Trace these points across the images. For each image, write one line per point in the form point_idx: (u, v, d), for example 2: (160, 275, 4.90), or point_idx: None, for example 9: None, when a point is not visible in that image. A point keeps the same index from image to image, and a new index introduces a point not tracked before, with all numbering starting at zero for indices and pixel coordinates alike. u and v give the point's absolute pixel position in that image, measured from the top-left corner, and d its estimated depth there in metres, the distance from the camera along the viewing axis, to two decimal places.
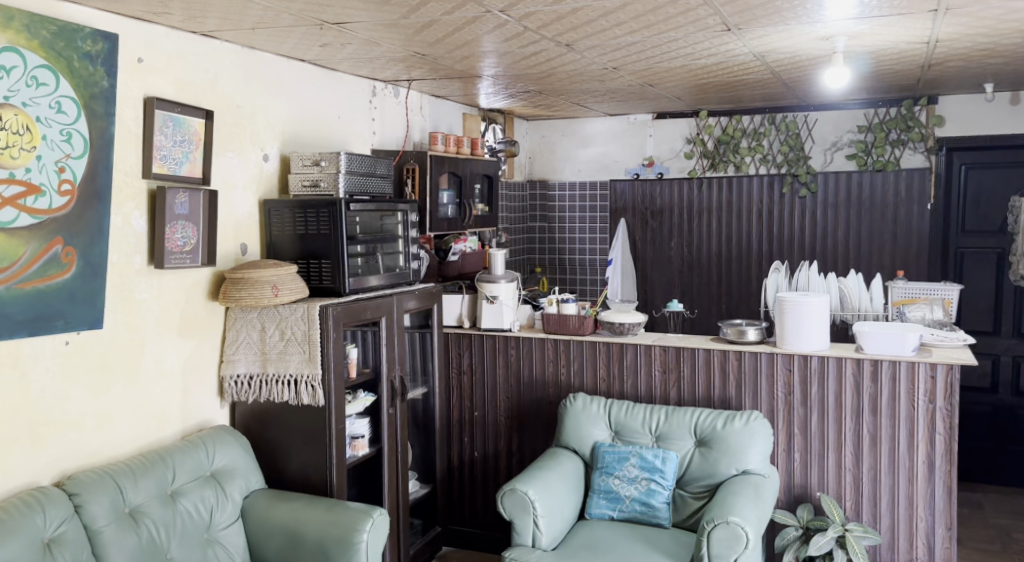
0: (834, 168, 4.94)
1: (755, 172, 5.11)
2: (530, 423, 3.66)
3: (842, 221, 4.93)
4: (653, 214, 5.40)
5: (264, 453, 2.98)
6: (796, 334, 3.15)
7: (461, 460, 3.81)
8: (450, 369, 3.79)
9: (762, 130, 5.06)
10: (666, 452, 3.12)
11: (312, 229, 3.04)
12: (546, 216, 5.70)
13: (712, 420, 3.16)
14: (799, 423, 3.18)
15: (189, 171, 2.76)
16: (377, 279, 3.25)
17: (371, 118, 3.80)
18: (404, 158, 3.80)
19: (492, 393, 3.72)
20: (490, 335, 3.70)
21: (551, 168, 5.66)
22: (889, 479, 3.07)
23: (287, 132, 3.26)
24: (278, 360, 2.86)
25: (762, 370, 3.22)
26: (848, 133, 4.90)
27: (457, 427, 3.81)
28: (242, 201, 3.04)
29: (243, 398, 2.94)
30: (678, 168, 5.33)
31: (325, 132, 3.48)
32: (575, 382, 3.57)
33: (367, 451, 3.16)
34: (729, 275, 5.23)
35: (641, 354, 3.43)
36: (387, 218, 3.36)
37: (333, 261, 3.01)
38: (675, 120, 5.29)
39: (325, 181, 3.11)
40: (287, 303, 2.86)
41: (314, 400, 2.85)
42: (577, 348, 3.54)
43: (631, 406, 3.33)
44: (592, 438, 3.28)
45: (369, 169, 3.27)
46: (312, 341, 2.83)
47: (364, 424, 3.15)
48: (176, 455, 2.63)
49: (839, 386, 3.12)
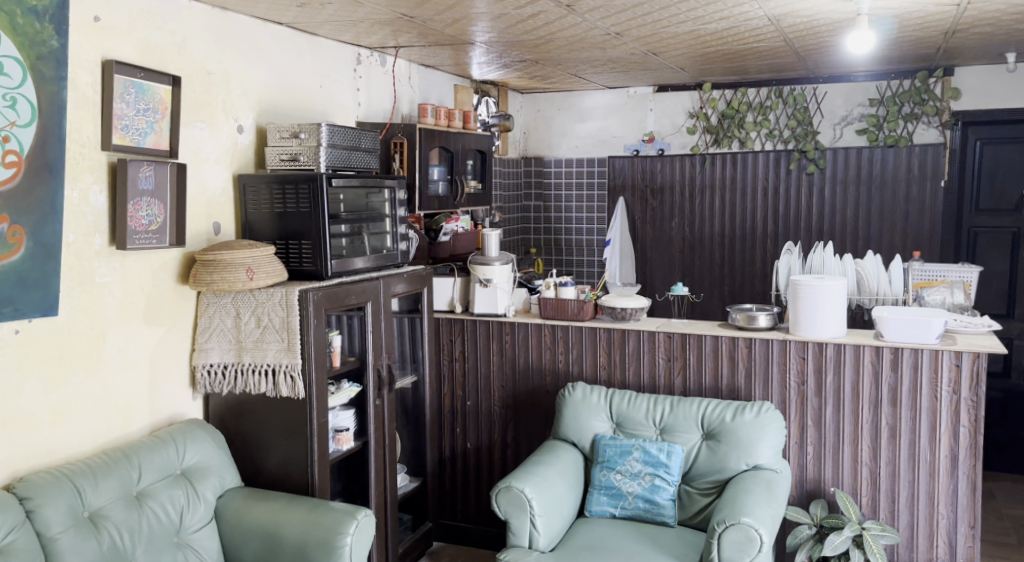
0: (843, 144, 4.72)
1: (761, 148, 4.89)
2: (526, 414, 3.46)
3: (852, 199, 4.72)
4: (654, 192, 5.19)
5: (240, 449, 2.77)
6: (811, 320, 2.95)
7: (453, 452, 3.61)
8: (441, 357, 3.58)
9: (768, 103, 4.84)
10: (671, 446, 2.93)
11: (290, 207, 2.82)
12: (542, 194, 5.47)
13: (720, 412, 2.96)
14: (813, 414, 2.99)
15: (154, 143, 2.53)
16: (362, 261, 3.03)
17: (356, 88, 3.55)
18: (391, 132, 3.55)
19: (485, 382, 3.52)
20: (484, 321, 3.48)
21: (547, 145, 5.42)
22: (909, 474, 2.88)
23: (263, 101, 3.02)
24: (254, 348, 2.65)
25: (774, 358, 3.02)
26: (859, 107, 4.67)
27: (448, 417, 3.61)
28: (214, 176, 2.81)
29: (217, 390, 2.73)
30: (680, 144, 5.09)
31: (305, 102, 3.24)
32: (574, 370, 3.36)
33: (352, 446, 2.94)
34: (733, 256, 5.02)
35: (644, 341, 3.22)
36: (373, 195, 3.14)
37: (314, 242, 2.78)
38: (677, 93, 5.05)
39: (305, 155, 2.88)
40: (263, 287, 2.64)
41: (294, 392, 2.63)
42: (575, 334, 3.33)
43: (634, 396, 3.13)
44: (593, 430, 3.09)
45: (354, 143, 3.04)
46: (291, 328, 2.61)
47: (349, 416, 2.94)
48: (143, 453, 2.41)
49: (856, 374, 2.92)
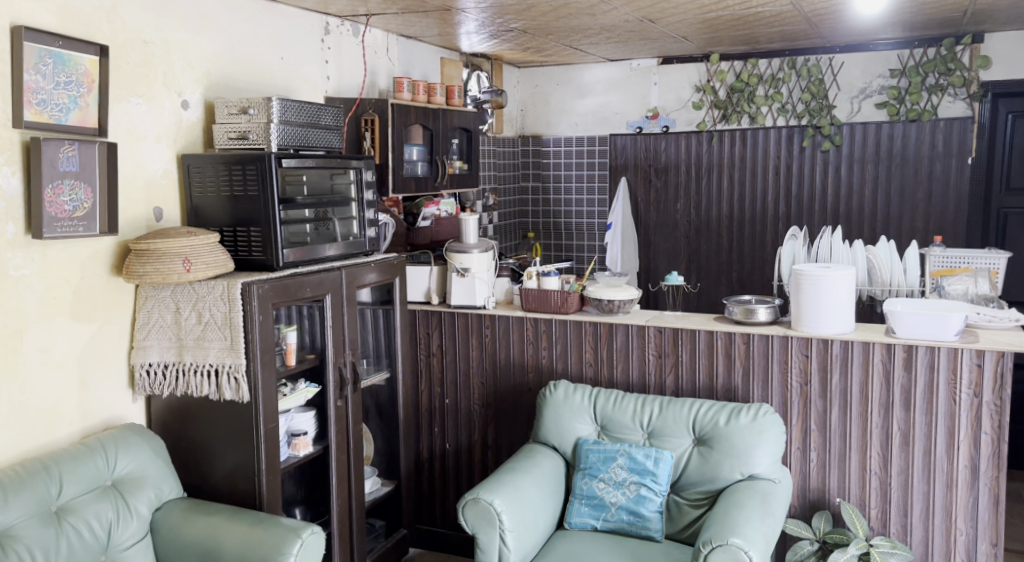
0: (861, 119, 4.36)
1: (773, 124, 4.55)
2: (507, 413, 3.20)
3: (870, 179, 4.38)
4: (657, 172, 4.88)
5: (185, 455, 2.55)
6: (815, 313, 2.66)
7: (430, 453, 3.37)
8: (417, 351, 3.33)
9: (781, 75, 4.49)
10: (659, 452, 2.65)
11: (238, 190, 2.57)
12: (540, 175, 5.18)
13: (713, 415, 2.68)
14: (817, 418, 2.70)
15: (79, 119, 2.28)
16: (323, 249, 2.78)
17: (324, 60, 3.29)
18: (362, 108, 3.29)
19: (465, 378, 3.26)
20: (462, 313, 3.22)
21: (545, 122, 5.12)
22: (923, 486, 2.59)
23: (212, 74, 2.77)
24: (195, 347, 2.42)
25: (774, 356, 2.73)
26: (879, 79, 4.31)
27: (426, 416, 3.36)
28: (155, 157, 2.57)
29: (157, 391, 2.51)
30: (686, 120, 4.76)
31: (263, 75, 2.99)
32: (558, 367, 3.09)
33: (311, 451, 2.69)
34: (742, 240, 4.71)
35: (633, 336, 2.94)
36: (337, 177, 2.88)
37: (264, 228, 2.54)
38: (682, 65, 4.72)
39: (254, 133, 2.63)
40: (203, 279, 2.40)
41: (238, 395, 2.39)
42: (559, 327, 3.06)
43: (620, 396, 2.86)
44: (575, 433, 2.82)
45: (313, 119, 2.77)
46: (233, 324, 2.37)
47: (306, 419, 2.70)
48: (66, 464, 2.19)
49: (865, 375, 2.62)
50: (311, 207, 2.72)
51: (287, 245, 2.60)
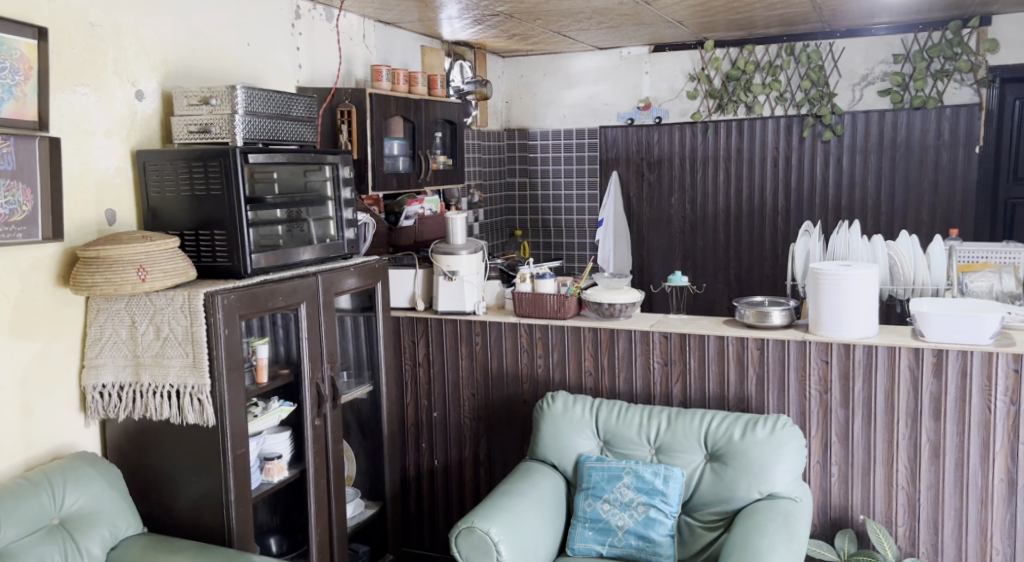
0: (863, 106, 4.17)
1: (771, 113, 4.34)
2: (500, 427, 2.96)
3: (873, 170, 4.19)
4: (650, 165, 4.66)
5: (145, 485, 2.28)
6: (835, 316, 2.44)
7: (418, 471, 3.13)
8: (402, 361, 3.09)
9: (779, 62, 4.28)
10: (669, 469, 2.43)
11: (200, 190, 2.31)
12: (527, 170, 4.94)
13: (727, 428, 2.46)
14: (838, 429, 2.49)
15: (15, 112, 2.00)
16: (297, 253, 2.53)
17: (296, 47, 3.03)
18: (337, 98, 3.03)
19: (453, 390, 3.02)
20: (450, 320, 2.97)
21: (531, 115, 4.89)
22: (955, 501, 2.39)
23: (170, 62, 2.50)
24: (153, 365, 2.16)
25: (790, 362, 2.52)
26: (881, 65, 4.12)
27: (412, 431, 3.12)
28: (106, 153, 2.30)
29: (112, 414, 2.23)
30: (680, 111, 4.54)
31: (227, 63, 2.72)
32: (555, 377, 2.85)
33: (286, 476, 2.44)
34: (739, 236, 4.51)
35: (636, 341, 2.71)
36: (311, 174, 2.63)
37: (229, 232, 2.28)
38: (675, 53, 4.51)
39: (217, 126, 2.36)
40: (161, 289, 2.14)
41: (202, 419, 2.14)
42: (555, 334, 2.82)
43: (625, 408, 2.63)
44: (576, 449, 2.59)
45: (282, 110, 2.51)
46: (196, 340, 2.12)
47: (280, 441, 2.44)
48: (6, 503, 1.90)
49: (891, 382, 2.41)
50: (284, 207, 2.47)
51: (257, 250, 2.35)
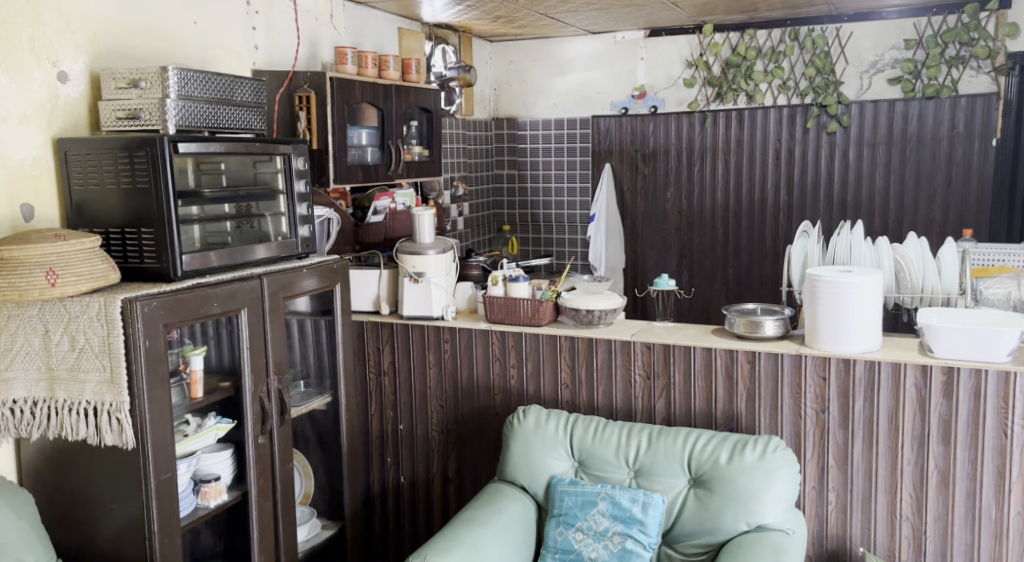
0: (872, 96, 3.90)
1: (773, 102, 4.07)
2: (470, 442, 2.72)
3: (882, 163, 3.92)
4: (645, 157, 4.41)
5: (65, 511, 2.06)
6: (835, 327, 2.19)
7: (383, 487, 2.91)
8: (365, 369, 2.86)
9: (782, 48, 4.00)
10: (648, 495, 2.18)
11: (126, 182, 2.07)
12: (516, 161, 4.69)
13: (713, 451, 2.21)
14: (836, 452, 2.23)
15: None
16: (247, 252, 2.32)
17: (251, 26, 2.79)
18: (295, 82, 2.78)
19: (420, 401, 2.78)
20: (416, 325, 2.73)
21: (520, 103, 4.64)
22: (966, 536, 2.13)
23: (101, 40, 2.27)
24: (69, 379, 1.94)
25: (784, 378, 2.26)
26: (892, 51, 3.84)
27: (376, 445, 2.89)
28: (21, 141, 2.07)
29: (24, 433, 1.98)
30: (677, 100, 4.28)
31: (170, 43, 2.49)
32: (529, 389, 2.61)
33: (225, 499, 2.22)
34: (739, 234, 4.25)
35: (616, 352, 2.47)
36: (261, 165, 2.40)
37: (157, 230, 2.05)
38: (672, 38, 4.24)
39: (147, 111, 2.13)
40: (74, 295, 1.91)
41: (121, 441, 1.91)
42: (530, 343, 2.58)
43: (603, 425, 2.38)
44: (547, 471, 2.35)
45: (223, 94, 2.28)
46: (114, 352, 1.89)
47: (218, 461, 2.21)
48: None
49: (895, 401, 2.16)
50: (231, 201, 2.27)
51: (201, 248, 2.17)
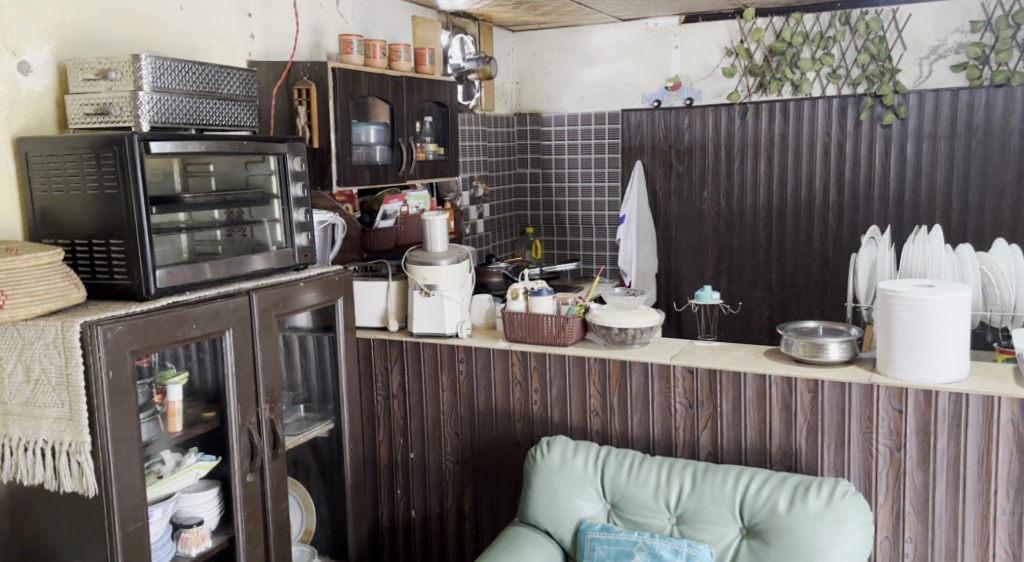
0: (932, 84, 3.55)
1: (821, 93, 3.73)
2: (489, 475, 2.44)
3: (944, 158, 3.56)
4: (679, 154, 4.09)
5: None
6: (914, 352, 1.86)
7: (393, 522, 2.63)
8: (373, 391, 2.58)
9: (831, 32, 3.65)
10: (693, 547, 1.87)
11: (92, 188, 1.80)
12: (540, 160, 4.40)
13: (770, 496, 1.89)
14: (914, 497, 1.91)
15: None
16: (240, 263, 2.06)
17: (247, 13, 2.54)
18: (294, 74, 2.51)
19: (433, 428, 2.50)
20: (428, 344, 2.45)
21: (544, 97, 4.34)
22: None
23: (70, 26, 2.01)
24: (23, 415, 1.68)
25: (852, 410, 1.94)
26: (955, 35, 3.49)
27: (386, 475, 2.61)
28: None
29: None
30: (714, 91, 3.95)
31: (152, 30, 2.24)
32: (554, 417, 2.32)
33: (210, 545, 1.95)
34: (783, 236, 3.92)
35: (653, 377, 2.17)
36: (253, 166, 2.13)
37: (127, 242, 1.78)
38: (710, 24, 3.92)
39: (118, 106, 1.87)
40: (28, 318, 1.65)
41: (82, 487, 1.65)
42: (555, 364, 2.29)
43: (639, 461, 2.08)
44: (575, 514, 2.05)
45: (208, 87, 2.02)
46: (70, 384, 1.62)
47: (202, 502, 1.95)
48: None
49: (988, 440, 1.83)
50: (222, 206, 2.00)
51: (190, 259, 1.92)
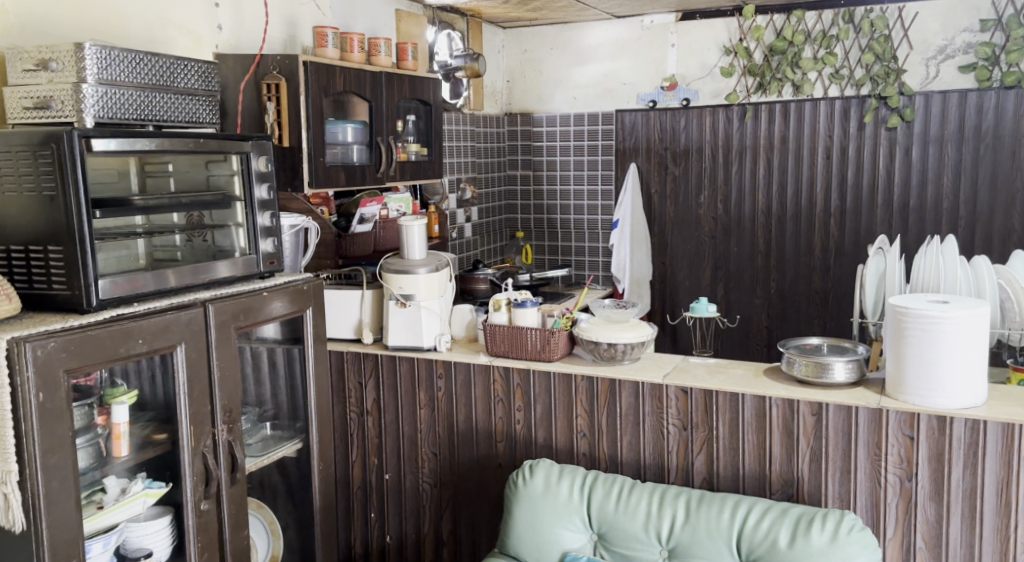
0: (939, 85, 3.40)
1: (824, 93, 3.58)
2: (469, 499, 2.28)
3: (951, 163, 3.42)
4: (675, 156, 3.93)
5: None
6: (928, 375, 1.71)
7: (368, 546, 2.47)
8: (347, 408, 2.42)
9: (834, 31, 3.50)
10: None
11: (28, 189, 1.64)
12: (530, 162, 4.24)
13: (770, 530, 1.72)
14: (926, 531, 1.75)
15: None
16: (199, 271, 1.90)
17: (213, 3, 2.38)
18: (264, 68, 2.35)
19: (410, 447, 2.34)
20: (404, 358, 2.29)
21: (536, 96, 4.19)
22: None
23: (11, 12, 1.85)
24: None
25: (860, 436, 1.79)
26: (964, 34, 3.34)
27: (361, 496, 2.45)
28: None
29: None
30: (711, 91, 3.80)
31: (106, 20, 2.08)
32: (538, 438, 2.16)
33: None
34: (783, 242, 3.77)
35: (644, 397, 2.01)
36: (215, 166, 1.97)
37: (67, 249, 1.62)
38: (707, 22, 3.77)
39: (59, 99, 1.71)
40: None
41: (9, 521, 1.49)
42: (539, 381, 2.13)
43: (628, 488, 1.92)
44: (558, 546, 1.89)
45: (164, 80, 1.86)
46: None
47: (151, 533, 1.79)
48: None
49: (1008, 472, 1.67)
50: (179, 209, 1.84)
51: (148, 265, 1.79)
